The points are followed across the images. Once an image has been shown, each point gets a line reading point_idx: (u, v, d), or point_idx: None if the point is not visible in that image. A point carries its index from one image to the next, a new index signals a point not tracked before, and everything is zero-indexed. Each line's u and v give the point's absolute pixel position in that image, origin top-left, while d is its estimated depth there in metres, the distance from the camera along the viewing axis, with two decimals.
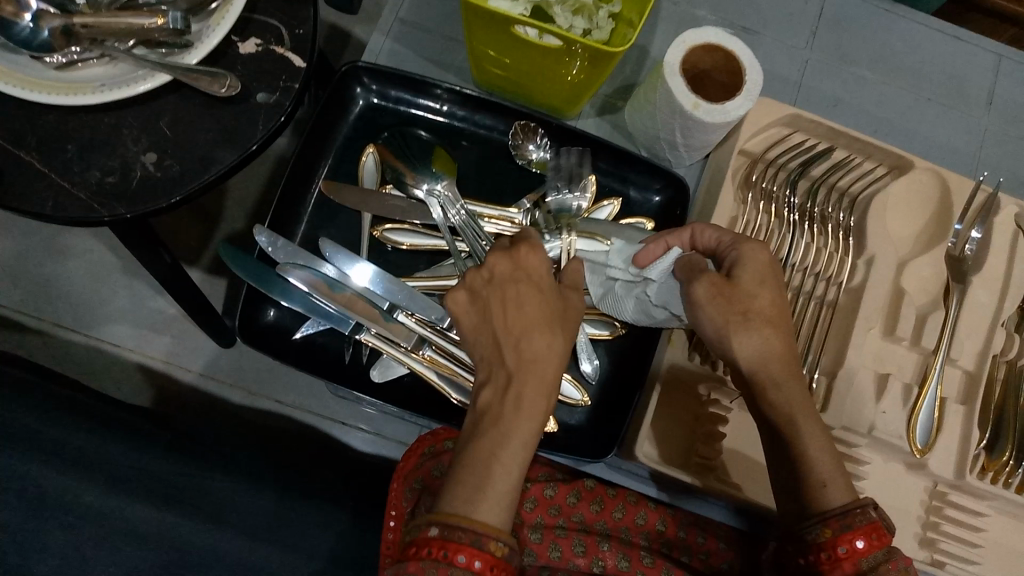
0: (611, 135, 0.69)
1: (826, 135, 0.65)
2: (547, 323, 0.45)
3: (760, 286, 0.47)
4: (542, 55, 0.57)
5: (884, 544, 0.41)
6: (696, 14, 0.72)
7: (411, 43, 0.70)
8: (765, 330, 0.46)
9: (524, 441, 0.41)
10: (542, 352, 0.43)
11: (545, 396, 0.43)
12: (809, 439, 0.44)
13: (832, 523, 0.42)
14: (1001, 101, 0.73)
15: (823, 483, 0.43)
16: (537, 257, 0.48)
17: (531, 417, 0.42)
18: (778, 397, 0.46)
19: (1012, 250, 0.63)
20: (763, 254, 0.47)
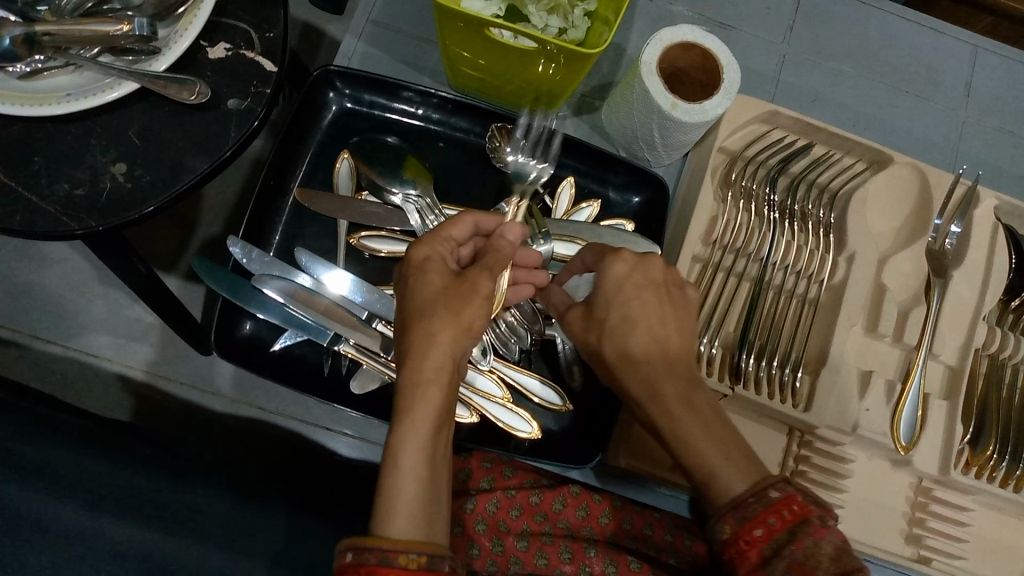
0: (589, 135, 0.69)
1: (804, 132, 0.64)
2: (437, 313, 0.42)
3: (618, 302, 0.46)
4: (517, 56, 0.56)
5: (790, 524, 0.38)
6: (672, 10, 0.72)
7: (385, 45, 0.69)
8: (621, 345, 0.45)
9: (422, 445, 0.39)
10: (427, 347, 0.41)
11: (444, 394, 0.40)
12: (691, 435, 0.42)
13: (728, 518, 0.39)
14: (978, 92, 0.73)
15: (712, 473, 0.40)
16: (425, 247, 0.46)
17: (430, 414, 0.39)
18: (650, 403, 0.43)
19: (993, 242, 0.63)
20: (618, 266, 0.46)
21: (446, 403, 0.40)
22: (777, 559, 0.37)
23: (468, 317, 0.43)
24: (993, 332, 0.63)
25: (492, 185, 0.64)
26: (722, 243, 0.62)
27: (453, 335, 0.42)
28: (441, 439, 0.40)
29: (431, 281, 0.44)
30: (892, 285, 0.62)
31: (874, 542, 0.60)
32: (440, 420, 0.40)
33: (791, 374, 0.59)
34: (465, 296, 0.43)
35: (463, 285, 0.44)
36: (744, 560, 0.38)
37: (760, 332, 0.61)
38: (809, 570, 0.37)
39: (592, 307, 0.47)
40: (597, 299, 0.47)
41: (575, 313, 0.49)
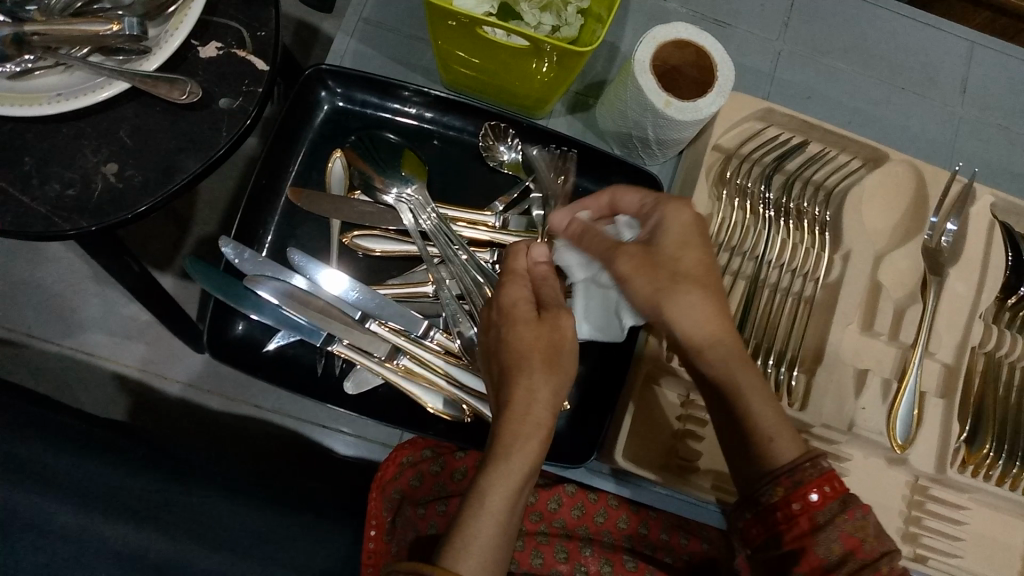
0: (583, 133, 0.68)
1: (799, 129, 0.64)
2: (536, 368, 0.41)
3: (688, 248, 0.46)
4: (510, 55, 0.55)
5: (841, 496, 0.41)
6: (666, 7, 0.71)
7: (377, 44, 0.69)
8: (696, 293, 0.45)
9: (507, 491, 0.39)
10: (529, 402, 0.41)
11: (537, 443, 0.40)
12: (751, 394, 0.44)
13: (783, 482, 0.41)
14: (974, 88, 0.73)
15: (771, 440, 0.43)
16: (516, 284, 0.45)
17: (523, 465, 0.40)
18: (712, 357, 0.45)
19: (989, 241, 0.63)
20: (688, 214, 0.46)
21: (538, 454, 0.40)
22: (831, 528, 0.40)
23: (560, 365, 0.42)
24: (990, 330, 0.63)
25: (485, 184, 0.64)
26: (716, 242, 0.62)
27: (549, 387, 0.41)
28: (525, 487, 0.40)
29: (520, 327, 0.43)
30: (888, 283, 0.62)
31: None
32: (530, 470, 0.40)
33: (785, 374, 0.58)
34: (555, 344, 0.43)
35: (552, 329, 0.43)
36: (795, 525, 0.41)
37: (755, 330, 0.60)
38: (856, 540, 0.40)
39: (656, 248, 0.46)
40: (662, 242, 0.46)
41: (634, 252, 0.46)
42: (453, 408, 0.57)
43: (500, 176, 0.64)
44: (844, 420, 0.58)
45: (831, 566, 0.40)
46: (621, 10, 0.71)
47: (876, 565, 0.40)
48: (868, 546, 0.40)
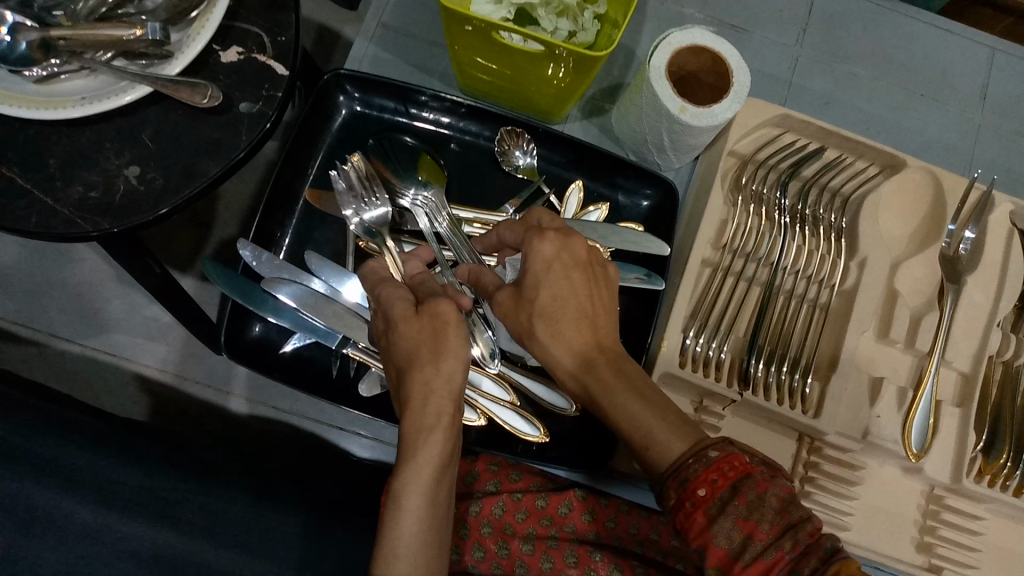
0: (599, 139, 0.68)
1: (816, 135, 0.64)
2: (427, 358, 0.42)
3: (547, 282, 0.45)
4: (526, 60, 0.56)
5: (732, 481, 0.36)
6: (683, 13, 0.71)
7: (395, 49, 0.69)
8: (550, 326, 0.44)
9: (425, 488, 0.40)
10: (426, 393, 0.42)
11: (443, 436, 0.41)
12: (625, 405, 0.40)
13: (671, 484, 0.37)
14: (994, 95, 0.72)
15: (654, 445, 0.39)
16: (399, 295, 0.47)
17: (434, 463, 0.40)
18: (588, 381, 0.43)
19: (1008, 249, 0.62)
20: (544, 246, 0.46)
21: (446, 442, 0.41)
22: (723, 519, 0.36)
23: (458, 349, 0.43)
24: (1008, 338, 0.62)
25: (501, 188, 0.64)
26: (732, 247, 0.61)
27: (448, 374, 0.42)
28: (443, 478, 0.41)
29: (407, 325, 0.45)
30: (905, 290, 0.61)
31: (885, 552, 0.59)
32: (441, 460, 0.41)
33: (800, 381, 0.58)
34: (445, 330, 0.43)
35: (432, 319, 0.44)
36: (691, 523, 0.37)
37: (769, 337, 0.60)
38: (753, 524, 0.36)
39: (522, 288, 0.46)
40: (525, 280, 0.46)
41: (505, 294, 0.47)
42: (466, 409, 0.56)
43: (515, 181, 0.64)
44: (858, 428, 0.58)
45: (733, 558, 0.36)
46: (638, 16, 0.71)
47: (779, 543, 0.36)
48: (766, 526, 0.36)
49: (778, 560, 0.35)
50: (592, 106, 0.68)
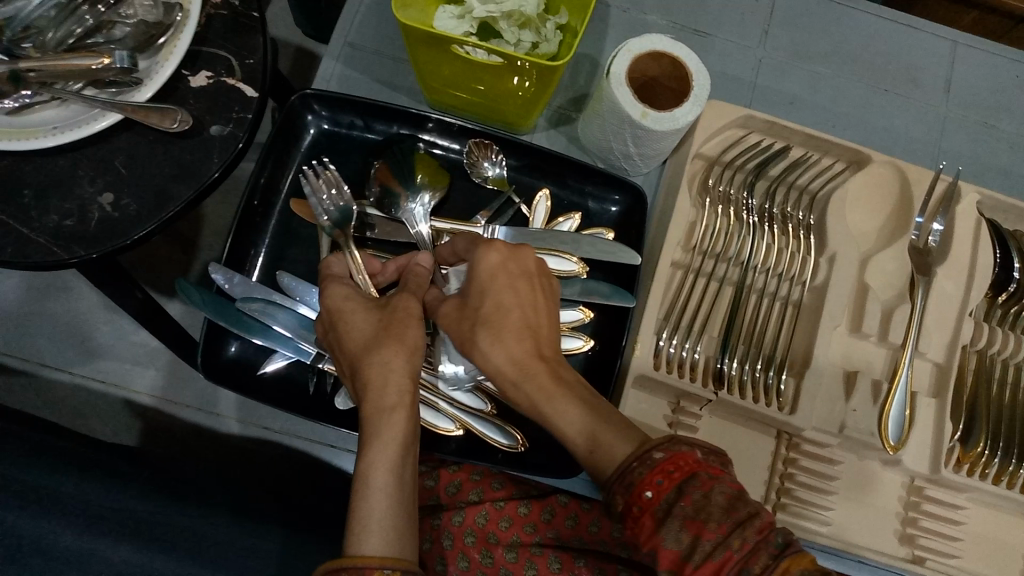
0: (567, 148, 0.68)
1: (780, 135, 0.64)
2: (386, 343, 0.45)
3: (492, 291, 0.48)
4: (487, 72, 0.57)
5: (678, 481, 0.36)
6: (646, 19, 0.72)
7: (364, 67, 0.70)
8: (491, 331, 0.46)
9: (391, 467, 0.41)
10: (385, 376, 0.44)
11: (404, 413, 0.43)
12: (562, 413, 0.42)
13: (618, 488, 0.37)
14: (957, 87, 0.73)
15: (601, 447, 0.39)
16: (348, 295, 0.50)
17: (400, 437, 0.42)
18: (520, 394, 0.44)
19: (976, 240, 0.63)
20: (488, 255, 0.49)
21: (408, 421, 0.43)
22: (670, 521, 0.35)
23: (409, 340, 0.46)
24: (980, 327, 0.63)
25: (471, 200, 0.64)
26: (702, 249, 0.62)
27: (403, 357, 0.45)
28: (408, 458, 0.42)
29: (361, 318, 0.48)
30: (876, 284, 0.62)
31: (870, 545, 0.59)
32: (405, 438, 0.42)
33: (773, 378, 0.58)
34: (400, 323, 0.47)
35: (392, 312, 0.48)
36: (640, 527, 0.36)
37: (741, 335, 0.60)
38: (700, 524, 0.35)
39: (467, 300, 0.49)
40: (471, 289, 0.49)
41: (450, 305, 0.50)
42: (444, 419, 0.57)
43: (486, 192, 0.65)
44: (834, 422, 0.58)
45: (683, 559, 0.35)
46: (603, 24, 0.71)
47: (727, 541, 0.34)
48: (713, 525, 0.35)
49: (727, 560, 0.34)
50: (559, 115, 0.69)
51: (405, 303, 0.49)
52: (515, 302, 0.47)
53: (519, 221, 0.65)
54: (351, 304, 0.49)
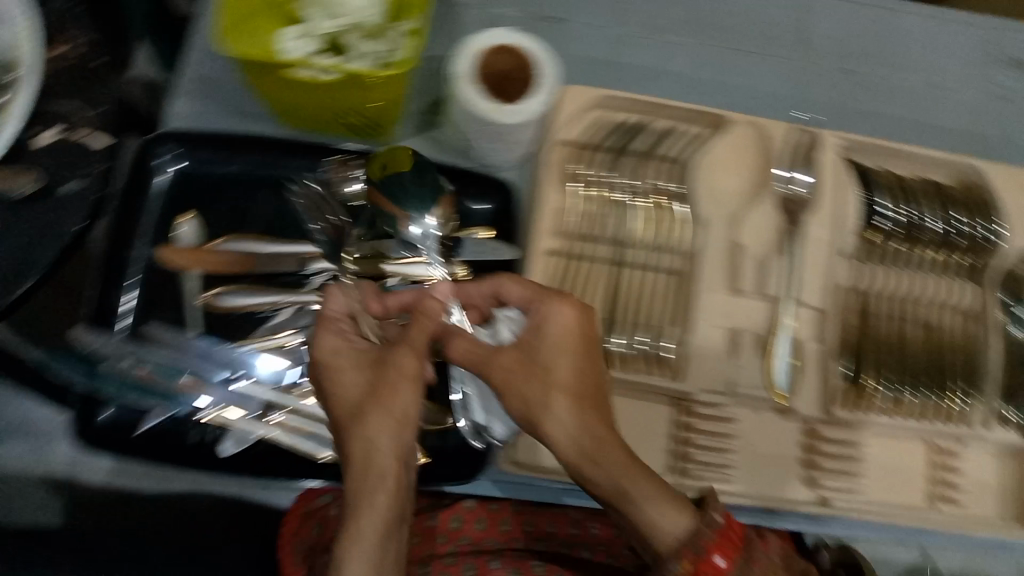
0: (429, 151, 0.66)
1: (644, 110, 0.65)
2: (368, 411, 0.47)
3: (557, 350, 0.51)
4: (337, 89, 0.56)
5: (737, 542, 0.44)
6: (496, 12, 0.67)
7: (216, 98, 0.66)
8: (568, 399, 0.50)
9: (374, 543, 0.43)
10: (368, 453, 0.46)
11: (389, 490, 0.45)
12: (643, 500, 0.45)
13: (686, 555, 0.43)
14: (817, 37, 0.70)
15: (653, 522, 0.45)
16: (333, 351, 0.51)
17: (381, 513, 0.44)
18: (593, 473, 0.48)
19: (841, 183, 0.64)
20: (562, 315, 0.51)
21: (395, 496, 0.45)
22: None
23: (402, 407, 0.48)
24: (859, 268, 0.64)
25: (336, 216, 0.63)
26: (575, 234, 0.63)
27: (389, 432, 0.47)
28: (394, 531, 0.45)
29: (354, 376, 0.50)
30: (750, 242, 0.64)
31: (776, 495, 0.60)
32: (393, 512, 0.45)
33: (656, 344, 0.61)
34: (390, 388, 0.48)
35: (380, 377, 0.49)
36: None
37: (621, 307, 0.62)
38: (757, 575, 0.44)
39: (530, 356, 0.52)
40: (538, 343, 0.52)
41: (510, 357, 0.52)
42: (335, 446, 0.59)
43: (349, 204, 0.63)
44: (723, 381, 0.60)
45: None
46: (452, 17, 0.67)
47: None
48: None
49: None
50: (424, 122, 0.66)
51: (399, 360, 0.49)
52: (575, 372, 0.51)
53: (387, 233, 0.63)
54: (342, 370, 0.50)
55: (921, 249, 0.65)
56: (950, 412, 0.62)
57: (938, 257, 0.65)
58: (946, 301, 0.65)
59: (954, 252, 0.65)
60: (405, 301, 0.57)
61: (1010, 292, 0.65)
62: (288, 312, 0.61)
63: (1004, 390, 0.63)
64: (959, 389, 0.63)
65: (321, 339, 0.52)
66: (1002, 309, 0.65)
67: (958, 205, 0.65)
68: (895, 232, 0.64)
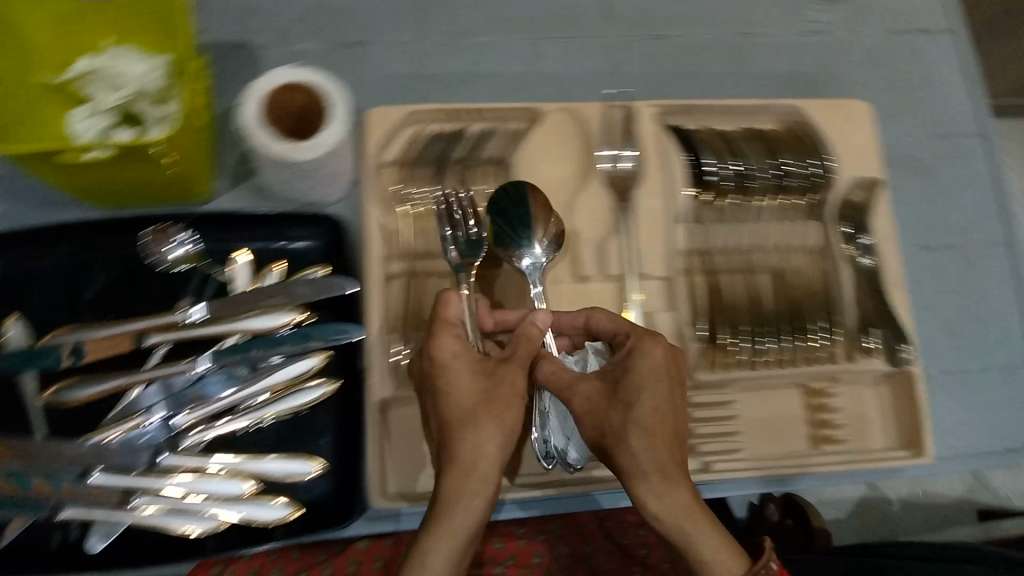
0: (252, 200, 0.65)
1: (457, 118, 0.64)
2: (478, 419, 0.51)
3: (647, 390, 0.53)
4: (120, 161, 0.55)
5: None
6: (294, 51, 0.65)
7: (21, 194, 0.64)
8: (646, 435, 0.51)
9: (444, 556, 0.48)
10: (473, 461, 0.50)
11: (482, 498, 0.50)
12: (694, 536, 0.48)
13: None
14: (621, 7, 0.70)
15: (705, 549, 0.48)
16: (465, 357, 0.54)
17: (460, 523, 0.49)
18: (654, 505, 0.50)
19: (665, 152, 0.65)
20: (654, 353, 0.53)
21: (478, 510, 0.50)
22: None
23: (507, 419, 0.52)
24: (695, 230, 0.65)
25: (168, 287, 0.63)
26: (413, 253, 0.63)
27: (492, 440, 0.51)
28: (465, 542, 0.49)
29: (467, 380, 0.53)
30: (586, 228, 0.64)
31: None
32: (468, 529, 0.49)
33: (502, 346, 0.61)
34: (503, 399, 0.52)
35: (500, 384, 0.53)
36: None
37: None
38: None
39: (616, 387, 0.54)
40: (626, 377, 0.54)
41: (594, 388, 0.54)
42: (207, 520, 0.59)
43: (177, 273, 0.63)
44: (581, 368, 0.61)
45: None
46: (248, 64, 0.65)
47: None
48: None
49: None
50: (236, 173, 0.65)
51: (511, 374, 0.53)
52: (658, 406, 0.52)
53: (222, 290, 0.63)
54: (459, 369, 0.53)
55: (755, 199, 0.65)
56: (813, 353, 0.62)
57: (772, 202, 0.65)
58: (789, 243, 0.65)
59: (787, 194, 0.65)
60: (499, 321, 0.60)
61: (853, 224, 0.65)
62: (138, 388, 0.60)
63: (861, 319, 0.64)
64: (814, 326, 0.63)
65: (443, 335, 0.54)
66: (848, 242, 0.65)
67: (781, 146, 0.65)
68: (720, 186, 0.64)
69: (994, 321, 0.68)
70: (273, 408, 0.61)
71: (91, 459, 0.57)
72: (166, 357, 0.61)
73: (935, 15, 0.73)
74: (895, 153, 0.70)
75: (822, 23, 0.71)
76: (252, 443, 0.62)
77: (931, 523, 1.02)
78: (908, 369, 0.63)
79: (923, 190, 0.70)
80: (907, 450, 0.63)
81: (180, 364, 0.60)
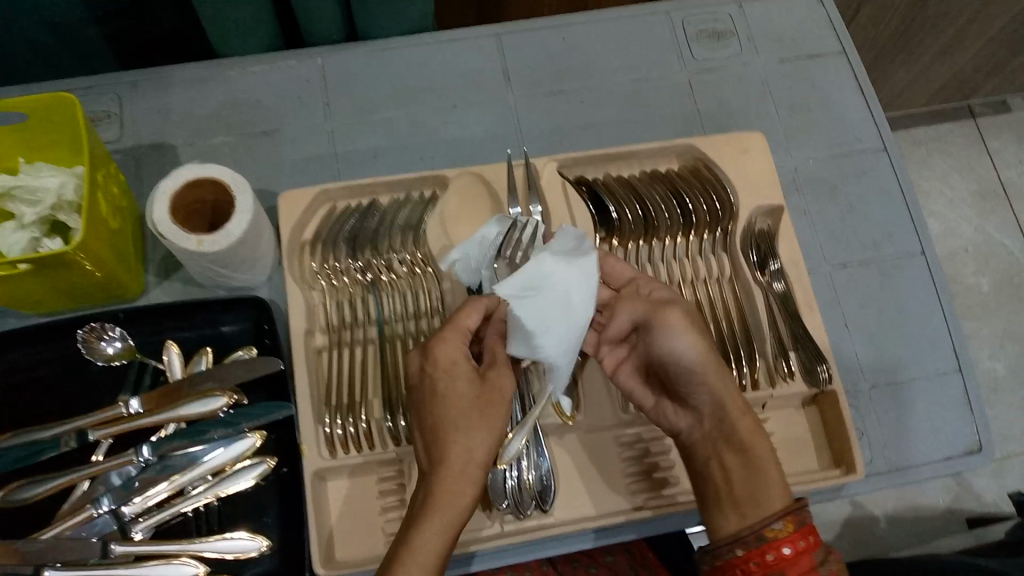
0: (184, 291, 0.71)
1: (363, 192, 0.69)
2: (465, 424, 0.52)
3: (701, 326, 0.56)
4: (45, 272, 0.59)
5: (809, 549, 0.49)
6: (213, 143, 0.74)
7: None
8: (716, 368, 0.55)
9: (440, 534, 0.49)
10: (464, 457, 0.51)
11: (467, 497, 0.51)
12: (763, 466, 0.53)
13: (790, 519, 0.50)
14: (515, 72, 0.78)
15: (765, 488, 0.52)
16: (456, 352, 0.54)
17: (450, 517, 0.50)
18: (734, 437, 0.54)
19: (568, 202, 0.68)
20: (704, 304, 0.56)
21: (466, 503, 0.51)
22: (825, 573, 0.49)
23: (498, 424, 0.53)
24: None
25: (108, 382, 0.66)
26: (336, 326, 0.65)
27: (481, 438, 0.52)
28: (454, 531, 0.50)
29: (461, 384, 0.53)
30: None
31: (601, 512, 0.61)
32: (461, 515, 0.51)
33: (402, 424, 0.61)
34: (495, 404, 0.53)
35: (490, 390, 0.54)
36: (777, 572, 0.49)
37: (391, 382, 0.62)
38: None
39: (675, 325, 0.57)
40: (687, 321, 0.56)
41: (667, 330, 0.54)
42: None
43: (114, 368, 0.66)
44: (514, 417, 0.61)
45: None
46: (167, 164, 0.73)
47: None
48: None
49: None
50: (163, 266, 0.71)
51: (498, 378, 0.54)
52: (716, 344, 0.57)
53: (160, 382, 0.66)
54: (456, 364, 0.54)
55: (662, 239, 0.67)
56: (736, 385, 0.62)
57: (678, 240, 0.67)
58: (699, 277, 0.67)
59: (695, 231, 0.67)
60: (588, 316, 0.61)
61: (761, 250, 0.67)
62: (83, 484, 0.62)
63: (781, 345, 0.64)
64: (733, 355, 0.63)
65: (447, 339, 0.54)
66: (760, 271, 0.67)
67: (683, 185, 0.68)
68: (625, 228, 0.66)
69: (916, 330, 0.72)
70: (218, 488, 0.62)
71: (40, 558, 0.57)
72: (109, 451, 0.64)
73: (829, 40, 0.82)
74: (800, 177, 0.76)
75: (719, 58, 0.80)
76: (199, 527, 0.62)
77: (919, 533, 0.94)
78: (831, 387, 0.63)
79: (832, 209, 0.76)
80: (841, 468, 0.63)
81: (124, 454, 0.62)
